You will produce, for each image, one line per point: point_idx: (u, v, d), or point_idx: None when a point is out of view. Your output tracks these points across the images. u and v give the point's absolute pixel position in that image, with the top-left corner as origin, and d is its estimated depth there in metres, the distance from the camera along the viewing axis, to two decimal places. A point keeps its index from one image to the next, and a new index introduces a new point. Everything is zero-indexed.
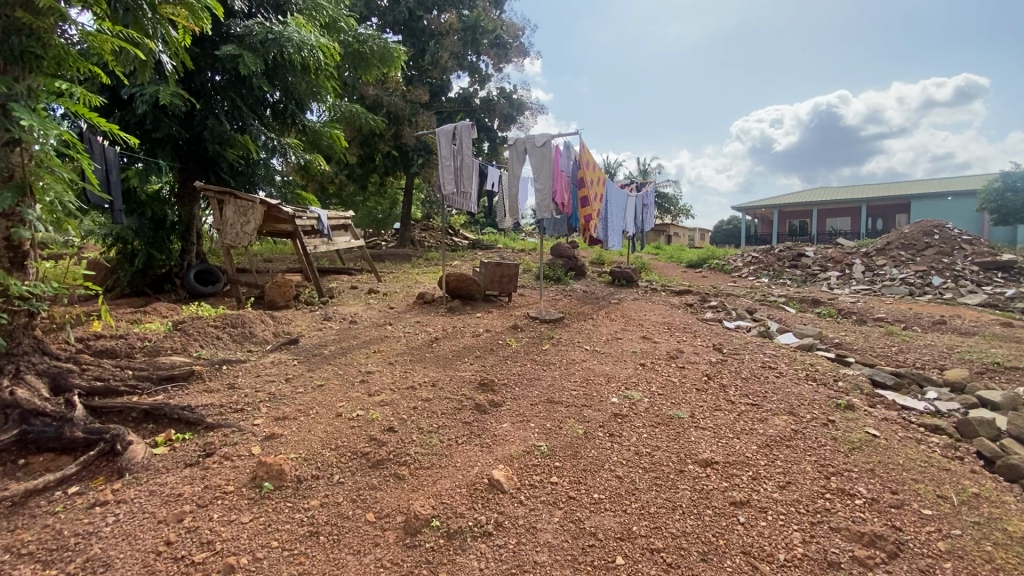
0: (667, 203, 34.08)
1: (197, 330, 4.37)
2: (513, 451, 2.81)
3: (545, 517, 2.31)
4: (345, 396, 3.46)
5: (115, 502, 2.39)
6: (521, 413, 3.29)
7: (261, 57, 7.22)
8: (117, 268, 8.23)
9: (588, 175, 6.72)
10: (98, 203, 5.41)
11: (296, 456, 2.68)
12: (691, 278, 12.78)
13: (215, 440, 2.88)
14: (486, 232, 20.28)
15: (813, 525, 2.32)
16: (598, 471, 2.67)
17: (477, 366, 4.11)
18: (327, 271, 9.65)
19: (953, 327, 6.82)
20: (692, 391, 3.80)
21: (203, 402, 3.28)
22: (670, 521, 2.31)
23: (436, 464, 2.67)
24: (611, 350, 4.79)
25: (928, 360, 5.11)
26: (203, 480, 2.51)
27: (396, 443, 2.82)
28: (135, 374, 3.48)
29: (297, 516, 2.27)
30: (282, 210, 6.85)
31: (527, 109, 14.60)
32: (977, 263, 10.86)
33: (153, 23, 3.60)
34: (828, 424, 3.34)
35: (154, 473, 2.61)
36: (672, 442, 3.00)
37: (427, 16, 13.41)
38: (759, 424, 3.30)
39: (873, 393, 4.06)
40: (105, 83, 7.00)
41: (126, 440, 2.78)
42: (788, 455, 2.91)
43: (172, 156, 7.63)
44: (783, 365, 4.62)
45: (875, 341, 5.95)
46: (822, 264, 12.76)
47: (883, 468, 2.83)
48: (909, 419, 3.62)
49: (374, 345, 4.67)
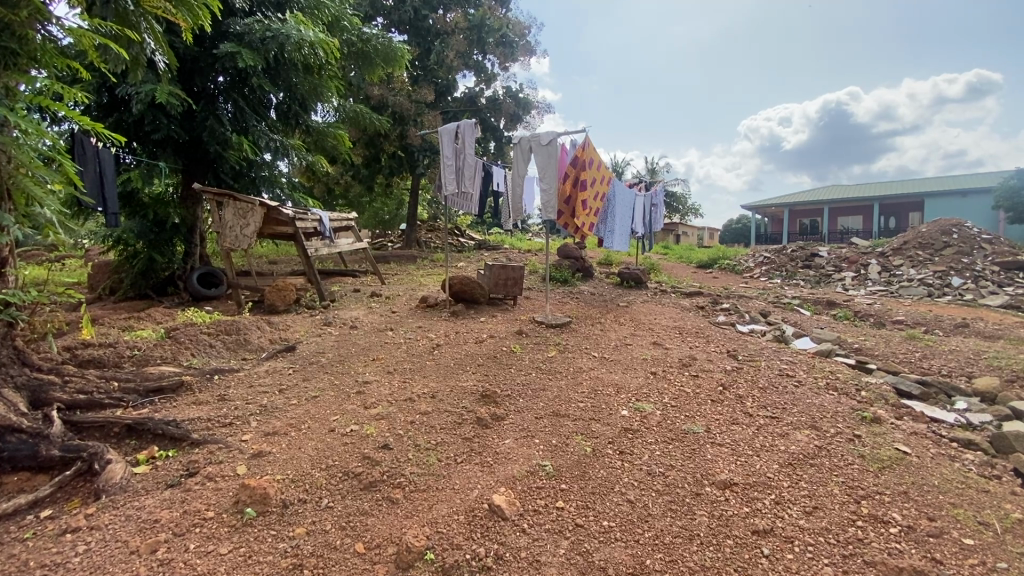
0: (675, 203, 33.72)
1: (190, 338, 4.21)
2: (516, 472, 2.61)
3: (550, 548, 2.11)
4: (340, 409, 3.28)
5: (88, 528, 2.23)
6: (525, 428, 3.10)
7: (262, 56, 7.10)
8: (120, 270, 8.17)
9: (593, 174, 6.42)
10: (91, 206, 5.26)
11: (283, 477, 2.51)
12: (702, 279, 12.52)
13: (200, 458, 2.72)
14: (493, 232, 20.08)
15: (846, 558, 2.11)
16: (608, 494, 2.48)
17: (478, 376, 3.91)
18: (330, 274, 9.51)
19: (976, 331, 6.54)
20: (706, 403, 3.59)
21: (189, 416, 3.12)
22: (687, 553, 2.11)
23: (433, 486, 2.49)
24: (620, 358, 4.58)
25: (956, 367, 4.84)
26: (183, 504, 2.33)
27: (391, 462, 2.64)
28: (121, 386, 3.32)
29: (281, 546, 2.10)
30: (281, 212, 6.71)
31: (534, 108, 14.35)
32: (997, 263, 10.53)
33: (141, 15, 3.44)
34: (854, 440, 3.11)
35: (133, 495, 2.45)
36: (687, 461, 2.79)
37: (432, 15, 13.23)
38: (780, 440, 3.08)
39: (898, 404, 3.83)
40: (103, 83, 6.89)
41: (105, 459, 2.63)
42: (813, 475, 2.69)
43: (172, 158, 7.52)
44: (802, 372, 4.39)
45: (897, 346, 5.67)
46: (836, 264, 12.44)
47: (917, 490, 2.59)
48: (940, 433, 3.38)
49: (373, 353, 4.49)
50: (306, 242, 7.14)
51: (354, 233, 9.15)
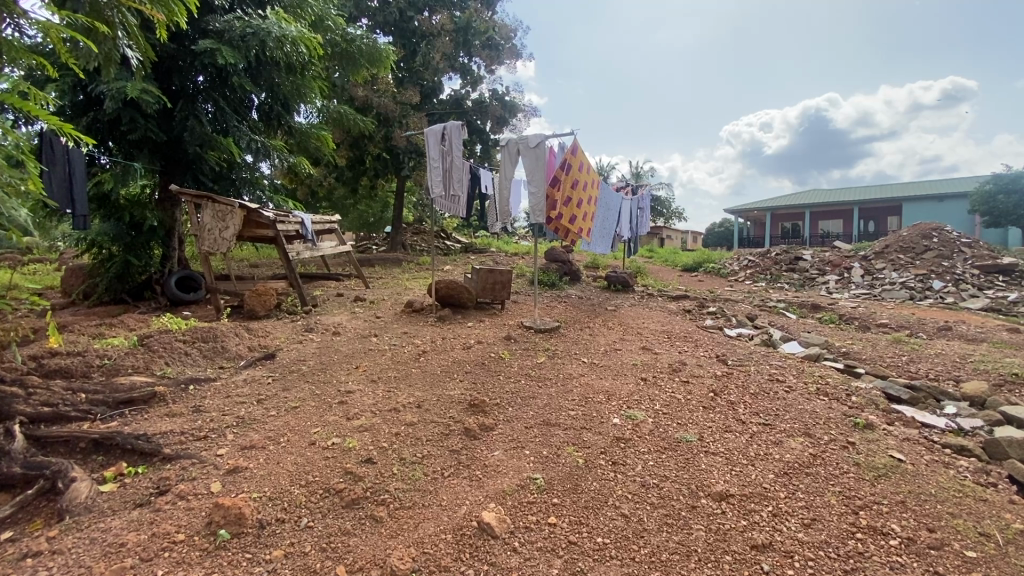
0: (660, 206, 33.97)
1: (164, 346, 4.02)
2: (506, 486, 2.51)
3: (543, 569, 2.02)
4: (321, 420, 3.14)
5: (50, 552, 2.07)
6: (515, 438, 3.00)
7: (242, 54, 6.92)
8: (94, 273, 7.86)
9: (581, 178, 6.37)
10: (60, 208, 4.96)
11: (260, 495, 2.37)
12: (688, 282, 12.58)
13: (172, 475, 2.57)
14: (480, 235, 19.95)
15: (847, 574, 2.05)
16: (601, 509, 2.39)
17: (466, 384, 3.79)
18: (314, 278, 9.31)
19: (959, 334, 6.62)
20: (698, 410, 3.52)
21: (162, 430, 2.95)
22: (685, 571, 2.04)
23: (419, 503, 2.38)
24: (610, 364, 4.50)
25: (942, 371, 4.86)
26: (152, 526, 2.18)
27: (375, 477, 2.52)
28: (89, 398, 3.14)
29: (256, 571, 1.97)
30: (262, 215, 6.50)
31: (521, 111, 14.26)
32: (977, 267, 10.72)
33: (114, 7, 3.28)
34: (847, 447, 3.07)
35: (99, 516, 2.29)
36: (681, 471, 2.72)
37: (418, 17, 13.09)
38: (775, 448, 3.03)
39: (889, 409, 3.81)
40: (76, 81, 6.65)
41: (69, 476, 2.45)
42: (810, 484, 2.64)
43: (149, 158, 7.29)
44: (793, 378, 4.36)
45: (884, 350, 5.70)
46: (820, 268, 12.59)
47: (914, 500, 2.56)
48: (932, 438, 3.37)
49: (357, 360, 4.36)
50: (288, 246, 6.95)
51: (338, 236, 8.96)
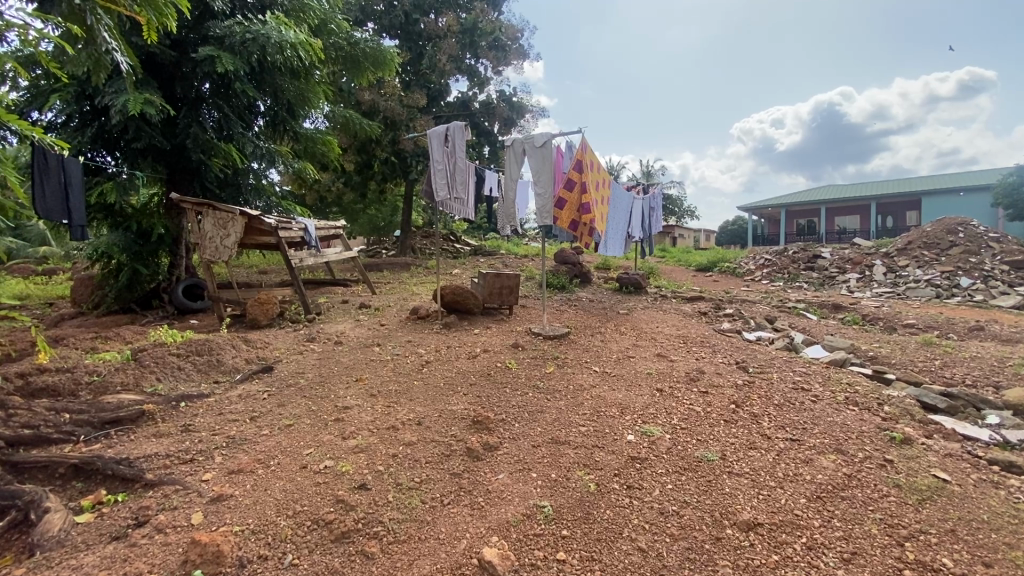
0: (672, 205, 33.54)
1: (156, 360, 3.88)
2: (510, 516, 2.30)
3: None
4: (315, 440, 2.95)
5: None
6: (521, 460, 2.78)
7: (243, 59, 6.79)
8: (102, 283, 7.80)
9: (593, 177, 6.05)
10: (55, 219, 4.84)
11: (242, 529, 2.19)
12: (703, 283, 12.23)
13: (152, 504, 2.40)
14: (489, 237, 19.74)
15: None
16: (615, 542, 2.16)
17: (471, 398, 3.57)
18: (320, 285, 9.18)
19: (993, 334, 6.27)
20: (719, 425, 3.27)
21: (146, 452, 2.78)
22: None
23: (414, 537, 2.17)
24: (623, 373, 4.26)
25: (980, 377, 4.52)
26: (124, 565, 2.00)
27: (367, 506, 2.32)
28: (73, 419, 3.00)
29: None
30: (263, 221, 6.39)
31: (528, 112, 14.01)
32: (1007, 263, 10.27)
33: (90, 10, 3.02)
34: (886, 467, 2.80)
35: (71, 551, 2.12)
36: (703, 497, 2.47)
37: (423, 19, 12.95)
38: (805, 468, 2.77)
39: (926, 419, 3.54)
40: (79, 92, 6.59)
41: (43, 507, 2.29)
42: (845, 511, 2.39)
43: (154, 166, 7.20)
44: (819, 386, 4.07)
45: (916, 353, 5.36)
46: (840, 266, 12.16)
47: (966, 528, 2.29)
48: (976, 454, 3.07)
49: (357, 372, 4.17)
50: (290, 253, 6.80)
51: (343, 241, 8.78)
